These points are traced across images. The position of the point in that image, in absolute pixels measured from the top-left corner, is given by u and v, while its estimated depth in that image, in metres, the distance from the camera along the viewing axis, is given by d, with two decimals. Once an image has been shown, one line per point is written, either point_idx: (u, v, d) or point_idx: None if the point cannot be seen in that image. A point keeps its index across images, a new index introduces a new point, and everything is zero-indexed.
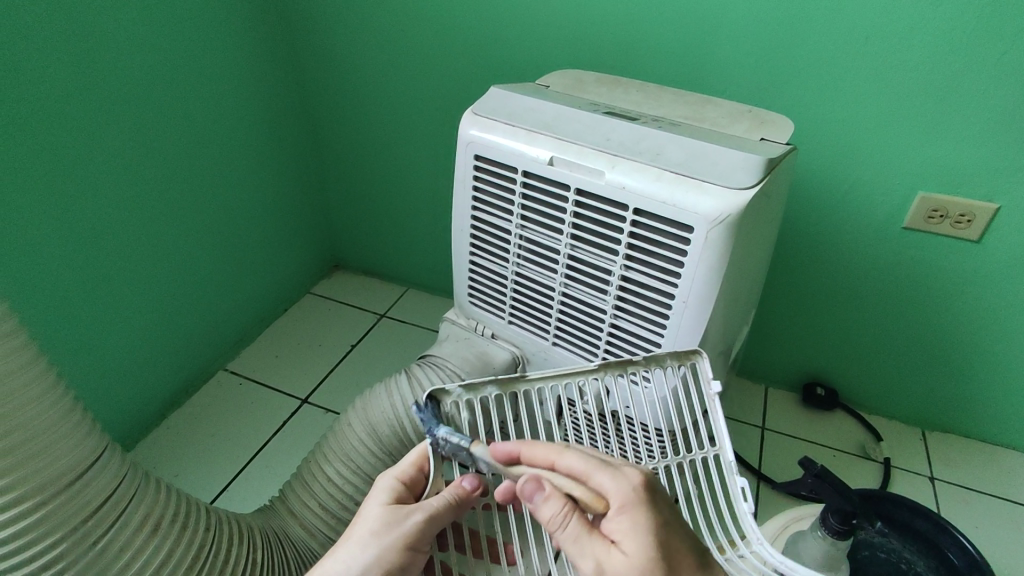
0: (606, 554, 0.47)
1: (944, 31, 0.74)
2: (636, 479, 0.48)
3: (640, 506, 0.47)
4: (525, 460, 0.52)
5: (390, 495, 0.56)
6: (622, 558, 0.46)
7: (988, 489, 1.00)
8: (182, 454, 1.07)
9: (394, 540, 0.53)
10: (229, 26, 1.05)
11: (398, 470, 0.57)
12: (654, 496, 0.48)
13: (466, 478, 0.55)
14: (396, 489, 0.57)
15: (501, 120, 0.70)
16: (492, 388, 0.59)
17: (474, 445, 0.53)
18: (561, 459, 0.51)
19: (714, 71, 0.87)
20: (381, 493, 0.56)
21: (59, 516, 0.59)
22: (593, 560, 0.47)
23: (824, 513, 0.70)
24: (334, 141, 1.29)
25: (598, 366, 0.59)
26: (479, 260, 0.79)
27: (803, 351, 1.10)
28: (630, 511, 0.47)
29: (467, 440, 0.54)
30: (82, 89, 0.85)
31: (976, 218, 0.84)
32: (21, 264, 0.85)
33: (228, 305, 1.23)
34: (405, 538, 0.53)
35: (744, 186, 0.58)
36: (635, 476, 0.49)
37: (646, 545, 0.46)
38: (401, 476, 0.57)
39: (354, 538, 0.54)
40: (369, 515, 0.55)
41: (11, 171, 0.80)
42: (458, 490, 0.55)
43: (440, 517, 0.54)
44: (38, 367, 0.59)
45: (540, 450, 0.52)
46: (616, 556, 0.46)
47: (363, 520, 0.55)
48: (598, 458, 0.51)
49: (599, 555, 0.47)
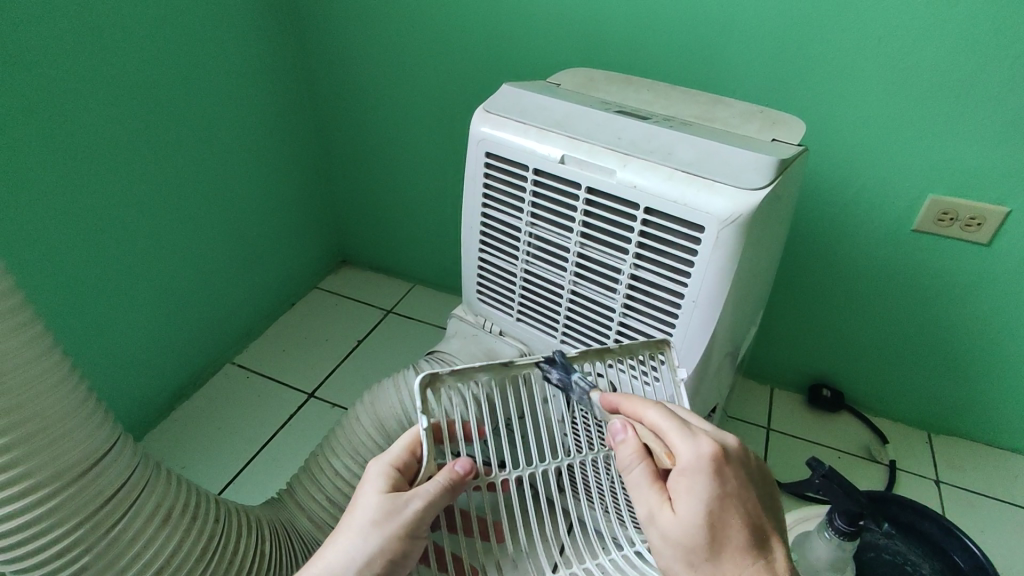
0: (658, 508, 0.49)
1: (960, 32, 0.73)
2: (707, 447, 0.48)
3: (700, 474, 0.47)
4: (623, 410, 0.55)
5: (386, 481, 0.55)
6: (671, 516, 0.48)
7: (994, 493, 1.00)
8: (190, 446, 1.08)
9: (395, 528, 0.53)
10: (239, 21, 1.06)
11: (391, 456, 0.57)
12: (719, 468, 0.47)
13: (458, 460, 0.54)
14: (391, 475, 0.56)
15: (512, 118, 0.70)
16: (485, 374, 0.58)
17: (593, 390, 0.58)
18: (648, 413, 0.52)
19: (725, 71, 0.87)
20: (374, 480, 0.55)
21: (72, 505, 0.60)
22: (647, 509, 0.49)
23: (832, 513, 0.71)
24: (342, 136, 1.29)
25: (578, 354, 0.60)
26: (488, 257, 0.79)
27: (810, 351, 1.10)
28: (691, 475, 0.47)
29: (590, 385, 0.58)
30: (94, 81, 0.86)
31: (986, 222, 0.84)
32: (33, 255, 0.85)
33: (236, 299, 1.23)
34: (405, 524, 0.53)
35: (755, 186, 0.58)
36: (703, 444, 0.48)
37: (696, 510, 0.47)
38: (394, 462, 0.57)
39: (354, 527, 0.53)
40: (366, 503, 0.54)
41: (25, 163, 0.81)
42: (450, 472, 0.54)
43: (437, 499, 0.53)
44: (54, 357, 0.59)
45: (634, 400, 0.54)
46: (665, 513, 0.48)
47: (362, 508, 0.54)
48: (681, 419, 0.51)
49: (651, 507, 0.49)
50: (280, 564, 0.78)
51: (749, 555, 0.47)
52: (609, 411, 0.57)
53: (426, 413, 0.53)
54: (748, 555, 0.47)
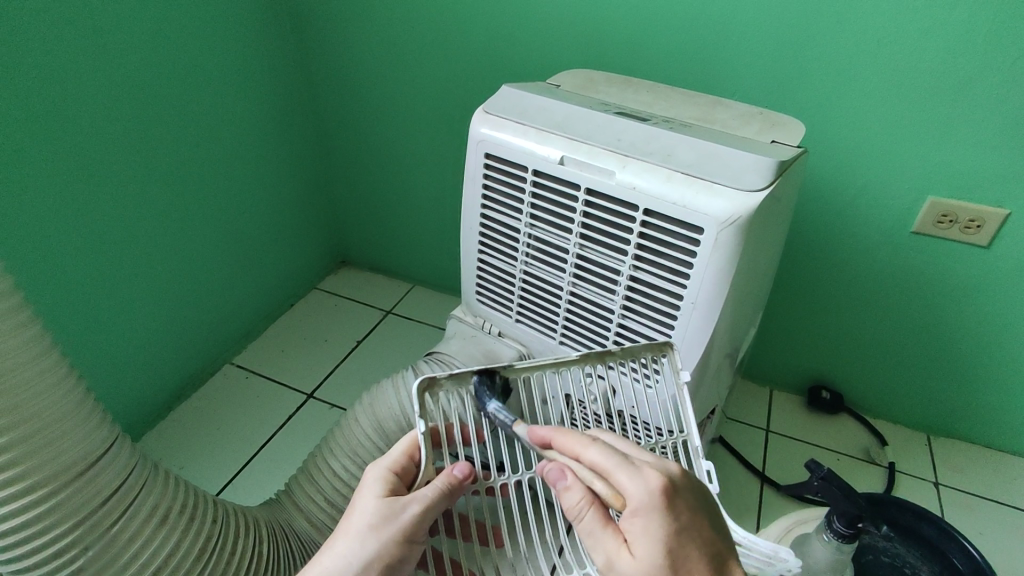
0: (617, 553, 0.48)
1: (960, 34, 0.74)
2: (655, 485, 0.46)
3: (654, 514, 0.46)
4: (558, 446, 0.52)
5: (384, 485, 0.55)
6: (631, 559, 0.47)
7: (993, 496, 1.00)
8: (189, 445, 1.08)
9: (392, 533, 0.53)
10: (240, 21, 1.06)
11: (390, 460, 0.57)
12: (670, 505, 0.46)
13: (457, 464, 0.54)
14: (389, 479, 0.56)
15: (511, 119, 0.70)
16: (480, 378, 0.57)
17: (517, 424, 0.55)
18: (587, 452, 0.50)
19: (726, 73, 0.87)
20: (373, 484, 0.56)
21: (69, 506, 0.60)
22: (605, 554, 0.48)
23: (831, 516, 0.71)
24: (342, 136, 1.29)
25: (576, 357, 0.59)
26: (487, 258, 0.79)
27: (809, 353, 1.10)
28: (644, 517, 0.46)
29: (512, 419, 0.55)
30: (93, 81, 0.86)
31: (986, 223, 0.84)
32: (32, 255, 0.85)
33: (236, 299, 1.23)
34: (403, 528, 0.53)
35: (754, 188, 0.58)
36: (652, 484, 0.46)
37: (655, 549, 0.46)
38: (392, 466, 0.57)
39: (352, 531, 0.54)
40: (364, 507, 0.54)
41: (24, 162, 0.81)
42: (448, 476, 0.54)
43: (435, 504, 0.53)
44: (52, 358, 0.59)
45: (569, 437, 0.51)
46: (624, 556, 0.47)
47: (360, 512, 0.54)
48: (622, 455, 0.49)
49: (610, 552, 0.48)
50: (279, 567, 0.78)
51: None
52: (542, 446, 0.54)
53: (425, 416, 0.53)
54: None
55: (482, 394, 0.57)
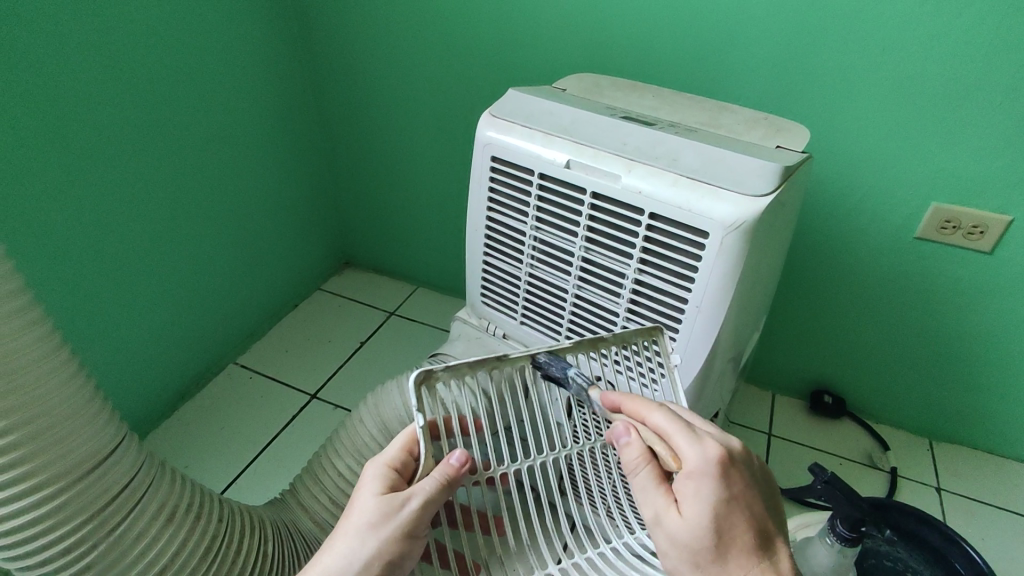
0: (665, 510, 0.49)
1: (964, 42, 0.74)
2: (714, 451, 0.48)
3: (708, 477, 0.47)
4: (625, 411, 0.55)
5: (384, 483, 0.55)
6: (678, 519, 0.48)
7: (994, 501, 1.00)
8: (193, 444, 1.08)
9: (393, 529, 0.53)
10: (247, 24, 1.07)
11: (389, 457, 0.57)
12: (725, 472, 0.48)
13: (454, 455, 0.54)
14: (389, 477, 0.56)
15: (518, 123, 0.71)
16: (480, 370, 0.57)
17: (591, 389, 0.57)
18: (652, 416, 0.52)
19: (730, 78, 0.88)
20: (372, 482, 0.56)
21: (78, 503, 0.60)
22: (654, 511, 0.50)
23: (835, 520, 0.71)
24: (347, 138, 1.30)
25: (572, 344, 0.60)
26: (493, 261, 0.80)
27: (811, 357, 1.10)
28: (697, 479, 0.48)
29: (587, 381, 0.58)
30: (102, 83, 0.87)
31: (988, 230, 0.84)
32: (42, 253, 0.86)
33: (240, 300, 1.24)
34: (403, 524, 0.53)
35: (760, 193, 0.58)
36: (710, 449, 0.48)
37: (704, 513, 0.47)
38: (390, 462, 0.57)
39: (351, 530, 0.54)
40: (363, 507, 0.54)
41: (34, 162, 0.82)
42: (446, 470, 0.54)
43: (435, 498, 0.54)
44: (63, 356, 0.60)
45: (638, 401, 0.54)
46: (673, 515, 0.49)
47: (359, 511, 0.54)
48: (685, 422, 0.51)
49: (658, 509, 0.49)
50: (284, 565, 0.78)
51: (755, 555, 0.48)
52: (611, 411, 0.57)
53: (423, 412, 0.53)
54: (753, 554, 0.48)
55: (552, 364, 0.58)
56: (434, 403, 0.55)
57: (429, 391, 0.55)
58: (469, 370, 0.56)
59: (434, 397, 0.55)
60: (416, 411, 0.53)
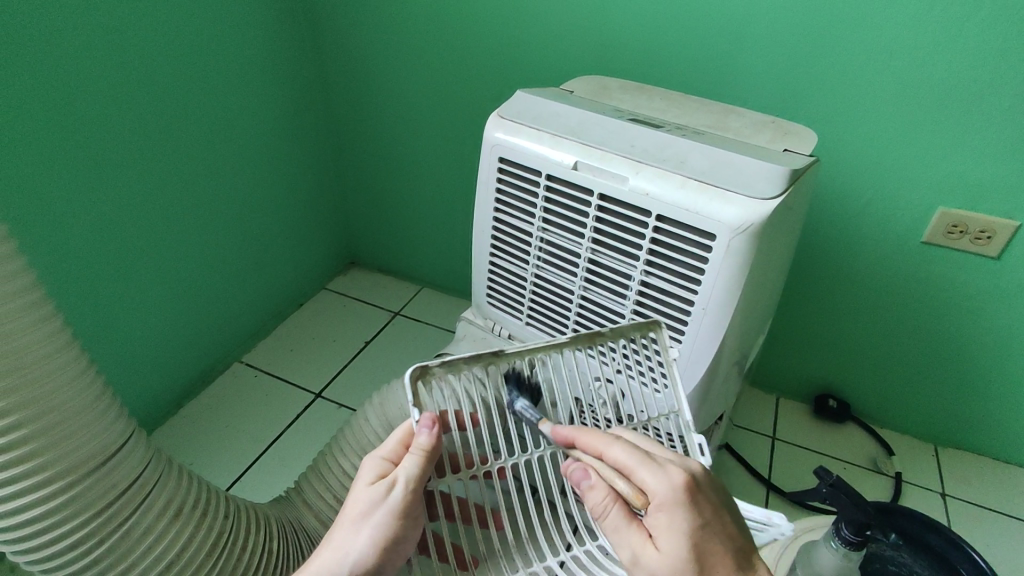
0: (642, 547, 0.49)
1: (973, 47, 0.74)
2: (677, 479, 0.49)
3: (678, 506, 0.48)
4: (580, 446, 0.55)
5: (378, 473, 0.55)
6: (655, 552, 0.49)
7: (1000, 508, 1.00)
8: (198, 442, 1.09)
9: (384, 515, 0.53)
10: (256, 24, 1.07)
11: (385, 449, 0.56)
12: (692, 499, 0.49)
13: (421, 428, 0.52)
14: (385, 468, 0.56)
15: (526, 124, 0.71)
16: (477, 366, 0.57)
17: (541, 422, 0.59)
18: (610, 451, 0.52)
19: (737, 81, 0.88)
20: (368, 473, 0.56)
21: (86, 498, 0.61)
22: (631, 550, 0.49)
23: (839, 523, 0.71)
24: (355, 137, 1.30)
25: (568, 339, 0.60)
26: (499, 261, 0.80)
27: (816, 360, 1.10)
28: (668, 510, 0.49)
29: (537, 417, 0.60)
30: (113, 81, 0.87)
31: (996, 235, 0.84)
32: (52, 250, 0.87)
33: (246, 298, 1.24)
34: (394, 509, 0.53)
35: (767, 196, 0.58)
36: (675, 478, 0.49)
37: (681, 545, 0.48)
38: (387, 454, 0.56)
39: (347, 519, 0.54)
40: (358, 496, 0.55)
41: (45, 159, 0.82)
42: (420, 446, 0.52)
43: (420, 479, 0.53)
44: (72, 353, 0.60)
45: (592, 438, 0.54)
46: (651, 550, 0.49)
47: (354, 500, 0.55)
48: (643, 452, 0.52)
49: (634, 547, 0.49)
50: (289, 562, 0.79)
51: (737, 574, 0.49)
52: (564, 446, 0.56)
53: (419, 407, 0.54)
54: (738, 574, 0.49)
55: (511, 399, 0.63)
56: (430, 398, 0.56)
57: (425, 385, 0.56)
58: (465, 365, 0.57)
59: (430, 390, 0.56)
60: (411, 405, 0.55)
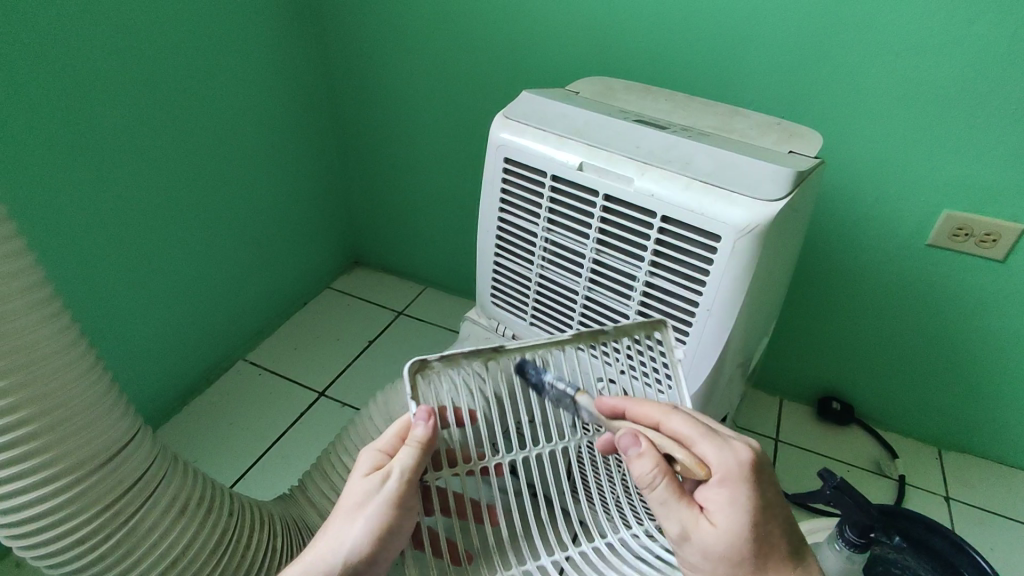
0: (695, 522, 0.50)
1: (980, 49, 0.74)
2: (744, 455, 0.50)
3: (742, 482, 0.49)
4: (632, 418, 0.56)
5: (373, 465, 0.55)
6: (709, 526, 0.50)
7: (1004, 512, 0.99)
8: (202, 440, 1.09)
9: (379, 507, 0.53)
10: (263, 24, 1.08)
11: (381, 442, 0.56)
12: (756, 476, 0.50)
13: (417, 420, 0.53)
14: (380, 461, 0.56)
15: (532, 125, 0.71)
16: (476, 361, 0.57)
17: (579, 394, 0.58)
18: (670, 423, 0.53)
19: (743, 83, 0.88)
20: (363, 465, 0.56)
21: (92, 495, 0.61)
22: (681, 524, 0.50)
23: (843, 525, 0.72)
24: (359, 137, 1.31)
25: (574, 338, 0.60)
26: (504, 262, 0.80)
27: (820, 362, 1.10)
28: (730, 485, 0.50)
29: (573, 389, 0.59)
30: (121, 80, 0.88)
31: (1002, 238, 0.84)
32: (59, 248, 0.87)
33: (250, 296, 1.25)
34: (388, 500, 0.53)
35: (772, 198, 0.58)
36: (742, 454, 0.50)
37: (738, 519, 0.49)
38: (383, 447, 0.56)
39: (342, 512, 0.54)
40: (352, 489, 0.54)
41: (52, 157, 0.83)
42: (416, 437, 0.53)
43: (415, 469, 0.53)
44: (79, 351, 0.61)
45: (650, 409, 0.54)
46: (704, 524, 0.50)
47: (349, 492, 0.55)
48: (705, 425, 0.53)
49: (687, 521, 0.50)
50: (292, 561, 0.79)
51: (783, 553, 0.51)
52: (613, 421, 0.56)
53: (416, 400, 0.55)
54: (783, 553, 0.51)
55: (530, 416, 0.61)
56: (428, 390, 0.57)
57: (423, 378, 0.56)
58: (465, 360, 0.56)
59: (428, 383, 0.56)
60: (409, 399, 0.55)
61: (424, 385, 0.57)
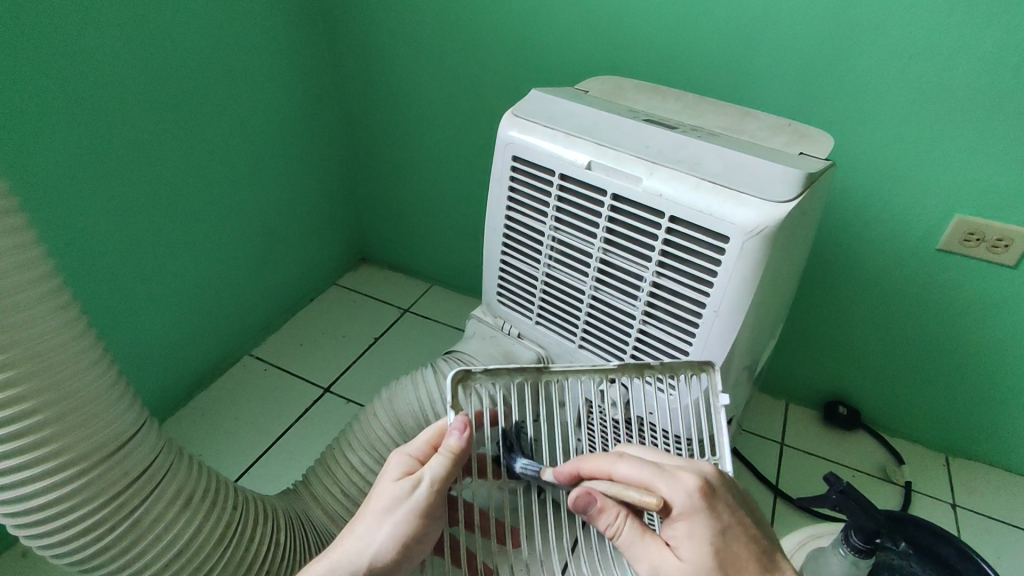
0: (662, 559, 0.51)
1: (994, 52, 0.73)
2: (692, 486, 0.50)
3: (697, 513, 0.50)
4: (585, 475, 0.55)
5: (403, 470, 0.56)
6: (676, 562, 0.51)
7: (1012, 521, 0.98)
8: (208, 434, 1.09)
9: (407, 512, 0.53)
10: (273, 20, 1.08)
11: (412, 448, 0.57)
12: (710, 503, 0.50)
13: (453, 430, 0.53)
14: (410, 466, 0.56)
15: (540, 123, 0.71)
16: (519, 376, 0.59)
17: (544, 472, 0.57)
18: (616, 469, 0.53)
19: (753, 83, 0.87)
20: (392, 469, 0.56)
21: (99, 484, 0.61)
22: (650, 562, 0.51)
23: (848, 530, 0.72)
24: (368, 134, 1.31)
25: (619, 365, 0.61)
26: (511, 260, 0.80)
27: (827, 367, 1.09)
28: (688, 518, 0.50)
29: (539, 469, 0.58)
30: (131, 73, 0.88)
31: (1014, 243, 0.83)
32: (68, 239, 0.88)
33: (257, 291, 1.25)
34: (416, 506, 0.53)
35: (782, 199, 0.58)
36: (692, 484, 0.50)
37: (701, 552, 0.50)
38: (413, 453, 0.57)
39: (369, 513, 0.55)
40: (381, 490, 0.55)
41: (60, 149, 0.83)
42: (449, 447, 0.53)
43: (445, 478, 0.54)
44: (87, 342, 0.61)
45: (596, 461, 0.54)
46: (671, 560, 0.51)
47: (377, 495, 0.55)
48: (651, 463, 0.52)
49: (654, 560, 0.51)
50: (297, 555, 0.80)
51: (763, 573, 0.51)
52: (569, 481, 0.56)
53: (454, 408, 0.56)
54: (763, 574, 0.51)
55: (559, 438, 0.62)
56: (468, 399, 0.58)
57: (465, 388, 0.58)
58: (509, 374, 0.58)
59: (468, 395, 0.58)
60: (450, 407, 0.56)
61: (464, 394, 0.59)
